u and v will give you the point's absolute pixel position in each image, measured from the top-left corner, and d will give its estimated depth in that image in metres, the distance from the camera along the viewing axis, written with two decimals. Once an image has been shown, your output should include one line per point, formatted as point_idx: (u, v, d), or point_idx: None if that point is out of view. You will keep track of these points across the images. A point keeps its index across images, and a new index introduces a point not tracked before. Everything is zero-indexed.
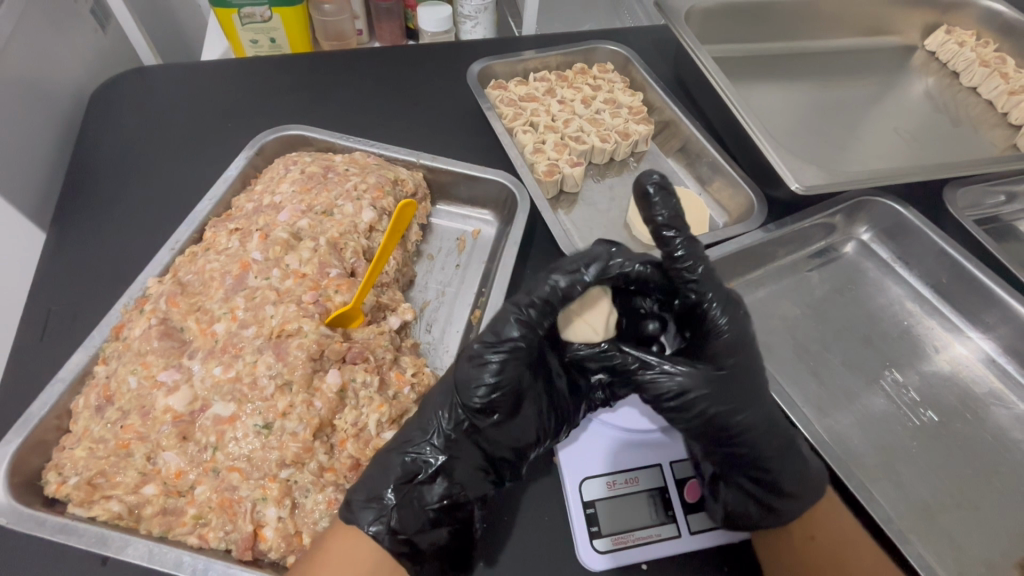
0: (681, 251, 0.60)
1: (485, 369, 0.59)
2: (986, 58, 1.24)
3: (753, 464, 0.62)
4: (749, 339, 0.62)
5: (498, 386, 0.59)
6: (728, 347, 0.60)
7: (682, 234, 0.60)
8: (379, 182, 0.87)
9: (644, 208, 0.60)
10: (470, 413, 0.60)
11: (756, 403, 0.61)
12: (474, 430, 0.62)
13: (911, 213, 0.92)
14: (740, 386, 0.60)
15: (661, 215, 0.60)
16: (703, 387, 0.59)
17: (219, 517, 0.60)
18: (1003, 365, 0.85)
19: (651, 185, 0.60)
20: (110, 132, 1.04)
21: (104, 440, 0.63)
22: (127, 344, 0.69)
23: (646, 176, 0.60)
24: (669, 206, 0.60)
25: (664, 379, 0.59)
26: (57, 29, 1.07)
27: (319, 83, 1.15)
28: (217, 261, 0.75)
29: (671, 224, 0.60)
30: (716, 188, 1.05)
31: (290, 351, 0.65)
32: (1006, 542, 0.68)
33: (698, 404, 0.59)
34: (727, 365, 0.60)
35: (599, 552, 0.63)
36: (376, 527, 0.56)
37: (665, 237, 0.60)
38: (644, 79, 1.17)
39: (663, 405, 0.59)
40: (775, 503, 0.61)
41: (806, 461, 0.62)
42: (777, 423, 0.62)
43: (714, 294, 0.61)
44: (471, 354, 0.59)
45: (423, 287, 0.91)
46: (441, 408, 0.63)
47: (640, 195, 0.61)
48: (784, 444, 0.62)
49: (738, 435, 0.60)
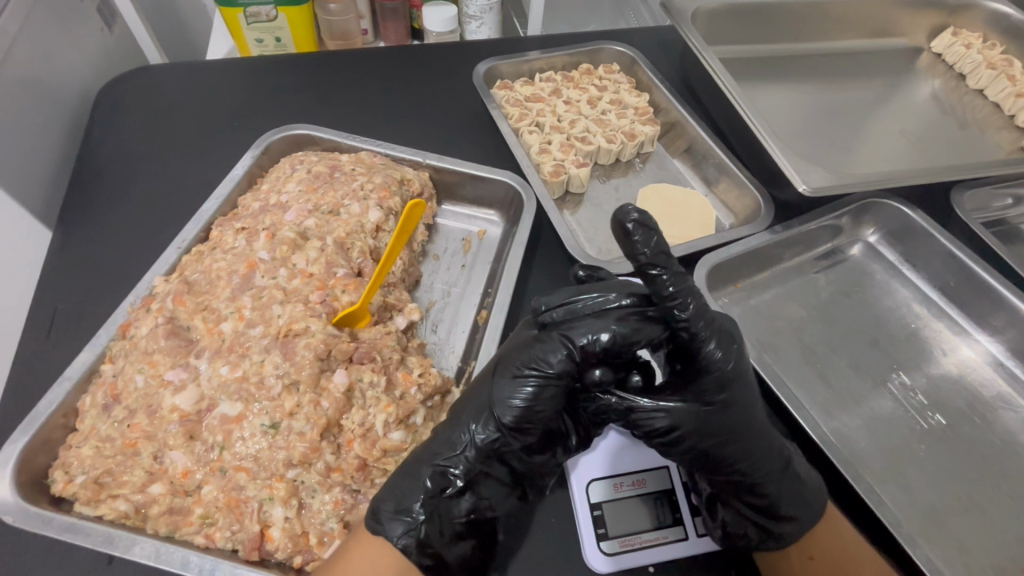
0: (671, 288, 0.57)
1: (522, 390, 0.60)
2: (993, 60, 1.24)
3: (748, 487, 0.61)
4: (743, 369, 0.60)
5: (534, 409, 0.60)
6: (720, 382, 0.59)
7: (667, 271, 0.57)
8: (386, 182, 0.87)
9: (626, 245, 0.57)
10: (507, 432, 0.60)
11: (750, 434, 0.59)
12: (506, 449, 0.61)
13: (918, 216, 0.92)
14: (734, 418, 0.59)
15: (645, 253, 0.57)
16: (691, 424, 0.59)
17: (226, 517, 0.59)
18: (1010, 368, 0.85)
19: (629, 224, 0.56)
20: (116, 131, 1.04)
21: (111, 439, 0.63)
22: (134, 342, 0.69)
23: (624, 214, 0.56)
24: (651, 243, 0.56)
25: (651, 417, 0.59)
26: (65, 27, 1.07)
27: (325, 82, 1.15)
28: (224, 260, 0.75)
29: (655, 260, 0.57)
30: (722, 189, 1.05)
31: (297, 351, 0.65)
32: (1013, 545, 0.68)
33: (686, 438, 0.59)
34: (719, 399, 0.59)
35: (604, 555, 0.63)
36: (405, 540, 0.56)
37: (651, 275, 0.57)
38: (650, 80, 1.17)
39: (654, 439, 0.61)
40: (775, 527, 0.61)
41: (802, 482, 0.61)
42: (773, 449, 0.61)
43: (706, 329, 0.58)
44: (514, 372, 0.60)
45: (429, 287, 0.91)
46: (475, 422, 0.61)
47: (620, 232, 0.57)
48: (779, 469, 0.61)
49: (730, 463, 0.60)
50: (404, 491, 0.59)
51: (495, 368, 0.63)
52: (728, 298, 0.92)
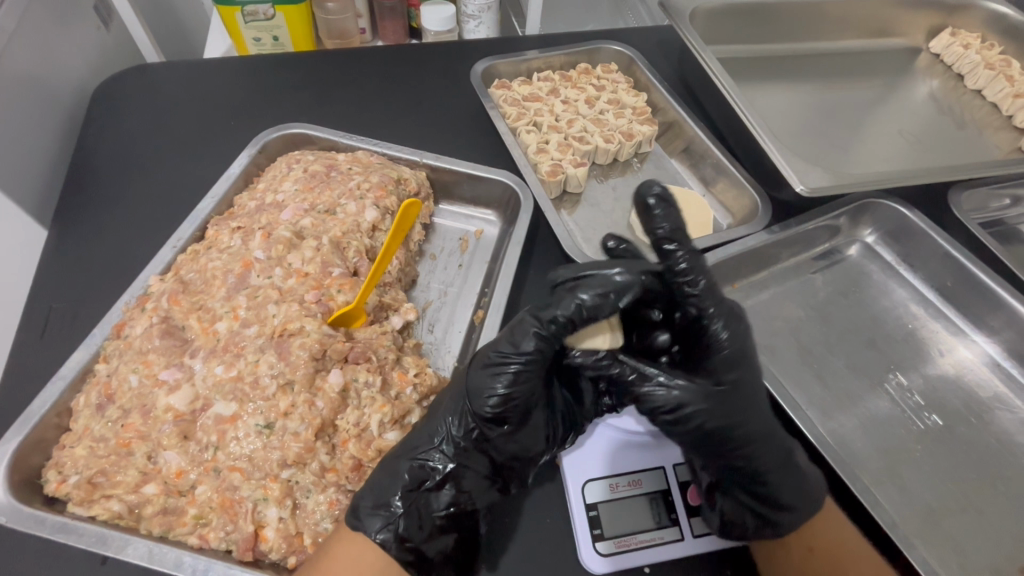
0: (683, 265, 0.61)
1: (497, 379, 0.60)
2: (992, 60, 1.23)
3: (751, 475, 0.61)
4: (750, 353, 0.61)
5: (507, 397, 0.60)
6: (729, 361, 0.60)
7: (684, 248, 0.61)
8: (382, 181, 0.86)
9: (646, 218, 0.62)
10: (481, 422, 0.61)
11: (758, 416, 0.60)
12: (485, 439, 0.62)
13: (915, 216, 0.92)
14: (741, 400, 0.60)
15: (663, 228, 0.61)
16: (701, 402, 0.58)
17: (220, 518, 0.59)
18: (1008, 368, 0.84)
19: (651, 198, 0.62)
20: (111, 130, 1.04)
21: (104, 439, 0.63)
22: (128, 342, 0.69)
23: (648, 188, 0.62)
24: (669, 220, 0.61)
25: (658, 392, 0.59)
26: (62, 26, 1.07)
27: (322, 82, 1.14)
28: (219, 259, 0.74)
29: (673, 236, 0.61)
30: (719, 189, 1.05)
31: (292, 351, 0.65)
32: (1010, 546, 0.68)
33: (695, 415, 0.58)
34: (729, 379, 0.60)
35: (600, 555, 0.63)
36: (383, 534, 0.56)
37: (666, 250, 0.61)
38: (648, 80, 1.16)
39: (661, 417, 0.59)
40: (773, 517, 0.61)
41: (802, 475, 0.61)
42: (776, 437, 0.61)
43: (716, 307, 0.61)
44: (485, 362, 0.60)
45: (426, 287, 0.90)
46: (451, 414, 0.63)
47: (642, 207, 0.63)
48: (783, 459, 0.61)
49: (737, 448, 0.60)
50: (385, 487, 0.59)
51: (471, 361, 0.64)
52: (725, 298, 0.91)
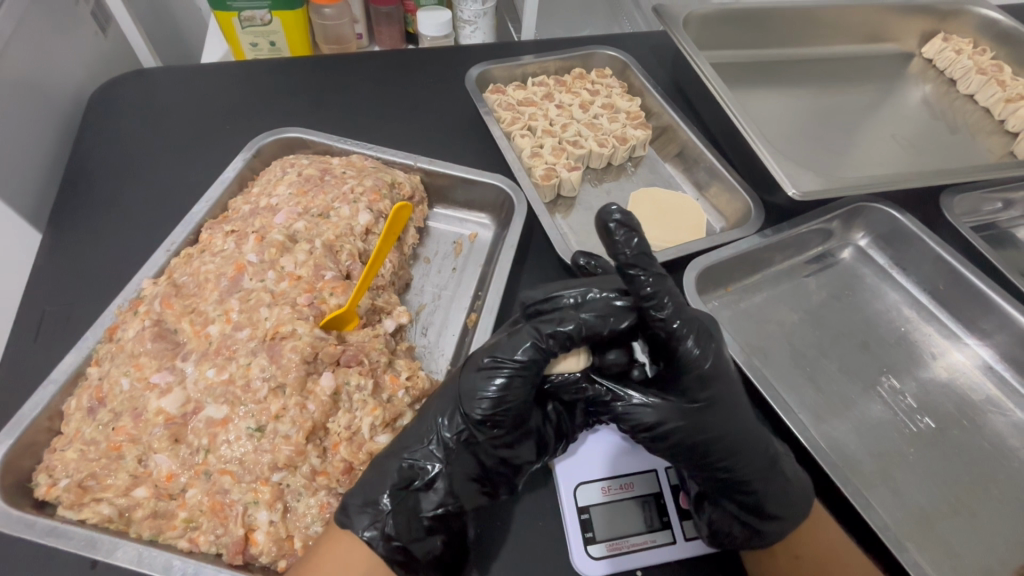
0: (649, 289, 0.58)
1: (491, 382, 0.59)
2: (983, 65, 1.25)
3: (734, 486, 0.61)
4: (725, 369, 0.60)
5: (502, 400, 0.59)
6: (702, 379, 0.58)
7: (648, 272, 0.58)
8: (376, 185, 0.87)
9: (608, 245, 0.59)
10: (472, 424, 0.60)
11: (735, 431, 0.59)
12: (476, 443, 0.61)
13: (907, 220, 0.92)
14: (716, 416, 0.59)
15: (626, 253, 0.59)
16: (676, 420, 0.59)
17: (210, 521, 0.59)
18: (1000, 372, 0.85)
19: (612, 223, 0.58)
20: (108, 135, 1.04)
21: (95, 442, 0.63)
22: (120, 345, 0.69)
23: (607, 214, 0.58)
24: (632, 244, 0.59)
25: (634, 411, 0.59)
26: (61, 33, 1.08)
27: (318, 86, 1.15)
28: (212, 262, 0.75)
29: (636, 261, 0.59)
30: (713, 193, 1.05)
31: (284, 353, 0.65)
32: (1002, 549, 0.68)
33: (671, 434, 0.59)
34: (704, 397, 0.59)
35: (593, 558, 0.63)
36: (370, 532, 0.56)
37: (630, 274, 0.59)
38: (642, 85, 1.17)
39: (640, 435, 0.60)
40: (759, 525, 0.61)
41: (785, 479, 0.61)
42: (758, 449, 0.60)
43: (684, 326, 0.58)
44: (480, 365, 0.59)
45: (420, 290, 0.90)
46: (441, 416, 0.62)
47: (603, 232, 0.59)
48: (765, 467, 0.60)
49: (715, 461, 0.60)
50: (372, 491, 0.59)
51: (465, 363, 0.63)
52: (719, 301, 0.92)
